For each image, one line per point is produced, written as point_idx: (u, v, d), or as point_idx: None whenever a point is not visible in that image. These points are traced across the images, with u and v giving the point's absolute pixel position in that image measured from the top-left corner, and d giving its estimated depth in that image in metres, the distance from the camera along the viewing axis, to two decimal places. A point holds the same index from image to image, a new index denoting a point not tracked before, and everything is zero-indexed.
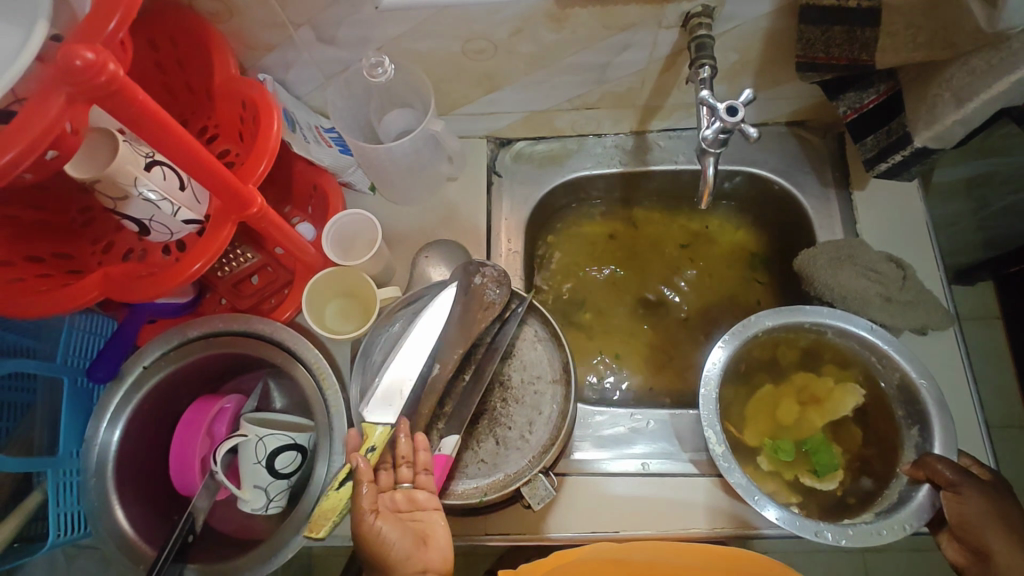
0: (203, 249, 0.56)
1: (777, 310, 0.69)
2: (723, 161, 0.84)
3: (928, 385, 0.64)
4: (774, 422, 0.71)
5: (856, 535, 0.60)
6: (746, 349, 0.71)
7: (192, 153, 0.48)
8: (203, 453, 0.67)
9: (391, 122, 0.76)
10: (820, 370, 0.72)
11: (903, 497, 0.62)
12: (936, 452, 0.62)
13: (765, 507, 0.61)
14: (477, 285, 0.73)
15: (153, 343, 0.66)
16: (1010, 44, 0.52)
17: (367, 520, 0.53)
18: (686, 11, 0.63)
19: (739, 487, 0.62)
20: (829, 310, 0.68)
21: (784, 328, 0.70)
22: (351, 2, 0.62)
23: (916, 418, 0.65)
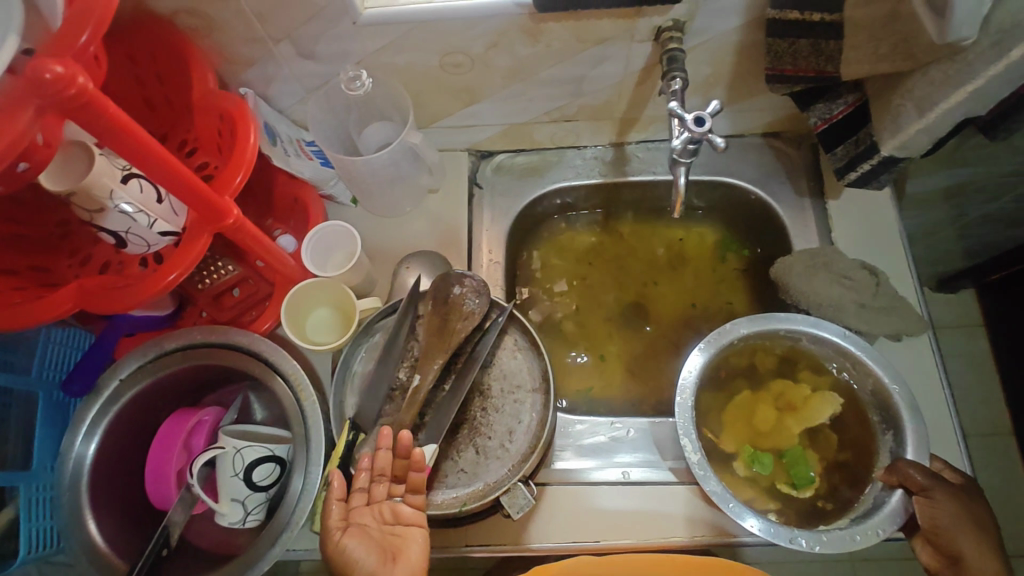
0: (179, 260, 0.57)
1: (752, 317, 0.70)
2: (693, 172, 0.85)
3: (901, 391, 0.65)
4: (751, 429, 0.71)
5: (831, 542, 0.60)
6: (722, 356, 0.72)
7: (166, 166, 0.49)
8: (180, 466, 0.66)
9: (371, 135, 0.77)
10: (796, 376, 0.73)
11: (878, 501, 0.62)
12: (908, 457, 0.62)
13: (743, 518, 0.61)
14: (457, 295, 0.73)
15: (130, 356, 0.66)
16: (964, 56, 0.52)
17: (333, 535, 0.57)
18: (657, 25, 0.65)
19: (715, 496, 0.62)
20: (805, 317, 0.69)
21: (759, 335, 0.71)
22: (328, 17, 0.63)
23: (891, 423, 0.66)
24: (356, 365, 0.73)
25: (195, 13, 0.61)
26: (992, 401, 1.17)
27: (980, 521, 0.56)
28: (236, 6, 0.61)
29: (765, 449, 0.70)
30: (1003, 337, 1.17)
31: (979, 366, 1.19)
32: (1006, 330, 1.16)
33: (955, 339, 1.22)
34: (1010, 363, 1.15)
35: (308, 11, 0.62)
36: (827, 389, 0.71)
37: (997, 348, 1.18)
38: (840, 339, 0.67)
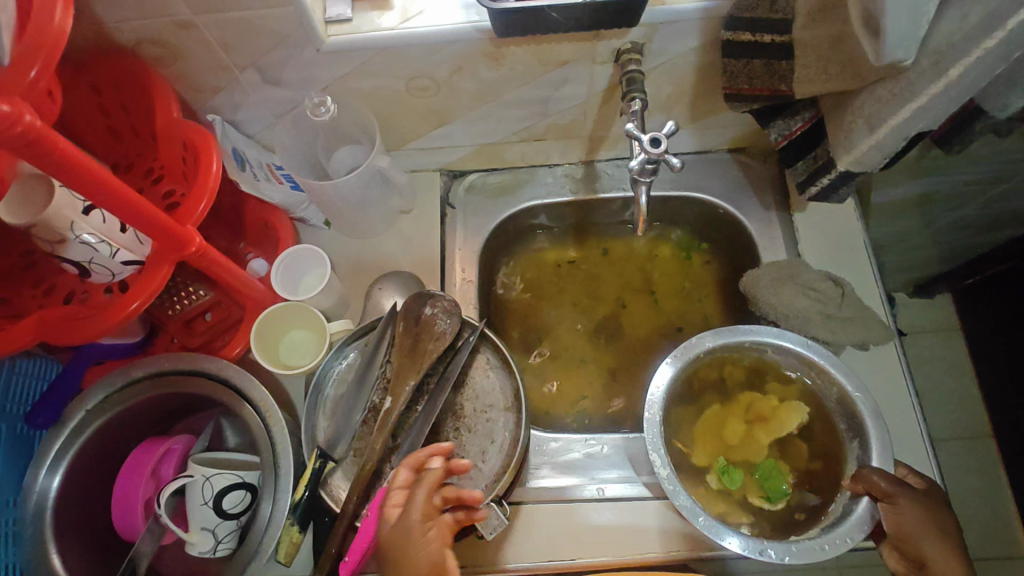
0: (142, 288, 0.57)
1: (720, 330, 0.71)
2: (654, 188, 0.87)
3: (863, 398, 0.65)
4: (721, 442, 0.72)
5: (799, 553, 0.60)
6: (690, 368, 0.73)
7: (122, 198, 0.49)
8: (148, 496, 0.66)
9: (341, 160, 0.78)
10: (764, 388, 0.74)
11: (846, 510, 0.63)
12: (873, 464, 0.63)
13: (721, 536, 0.61)
14: (428, 316, 0.73)
15: (97, 386, 0.65)
16: (907, 75, 0.53)
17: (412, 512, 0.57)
18: (616, 48, 0.66)
19: (685, 510, 0.62)
20: (770, 329, 0.70)
21: (726, 348, 0.72)
22: (292, 45, 0.64)
23: (856, 431, 0.67)
24: (328, 388, 0.73)
25: (158, 43, 0.62)
26: (971, 404, 1.19)
27: (944, 525, 0.57)
28: (198, 36, 0.62)
29: (737, 463, 0.71)
30: (980, 340, 1.19)
31: (956, 370, 1.21)
32: (982, 333, 1.18)
33: (933, 343, 1.23)
34: (987, 366, 1.17)
35: (271, 40, 0.63)
36: (794, 399, 0.72)
37: (974, 351, 1.20)
38: (804, 350, 0.68)
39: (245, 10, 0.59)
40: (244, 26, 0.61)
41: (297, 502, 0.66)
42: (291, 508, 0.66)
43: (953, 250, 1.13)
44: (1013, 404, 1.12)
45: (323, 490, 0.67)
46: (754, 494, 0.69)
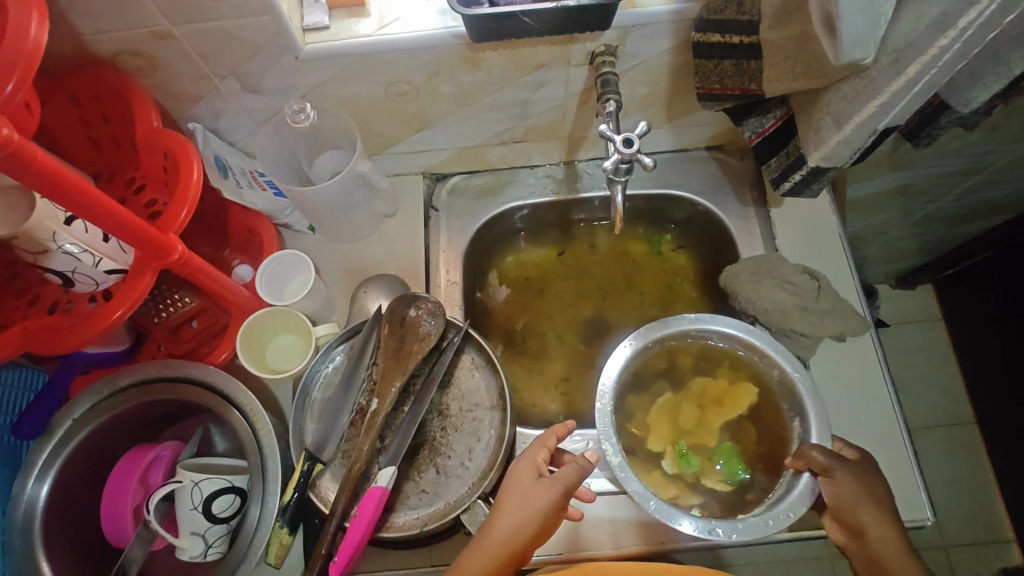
0: (125, 297, 0.58)
1: (666, 319, 0.73)
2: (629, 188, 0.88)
3: (801, 376, 0.68)
4: (676, 427, 0.73)
5: (746, 529, 0.62)
6: (639, 358, 0.74)
7: (104, 209, 0.50)
8: (137, 502, 0.66)
9: (323, 165, 0.79)
10: (713, 372, 0.76)
11: (789, 486, 0.65)
12: (812, 441, 0.66)
13: (677, 522, 0.62)
14: (413, 317, 0.75)
15: (83, 395, 0.65)
16: (868, 73, 0.55)
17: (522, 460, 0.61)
18: (590, 50, 0.68)
19: (636, 495, 0.63)
20: (709, 317, 0.73)
21: (673, 337, 0.74)
22: (270, 53, 0.64)
23: (797, 410, 0.69)
24: (315, 391, 0.74)
25: (137, 53, 0.63)
26: (954, 392, 1.21)
27: (878, 493, 0.59)
28: (177, 46, 0.62)
29: (692, 445, 0.72)
30: (960, 328, 1.21)
31: (938, 358, 1.23)
32: (963, 322, 1.20)
33: (916, 333, 1.26)
34: (968, 353, 1.20)
35: (249, 49, 0.64)
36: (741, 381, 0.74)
37: (955, 339, 1.23)
38: (740, 333, 0.71)
39: (221, 20, 0.60)
40: (222, 35, 0.61)
41: (286, 505, 0.66)
42: (280, 510, 0.66)
43: (932, 241, 1.15)
44: (993, 390, 1.14)
45: (313, 493, 0.68)
46: (708, 475, 0.70)
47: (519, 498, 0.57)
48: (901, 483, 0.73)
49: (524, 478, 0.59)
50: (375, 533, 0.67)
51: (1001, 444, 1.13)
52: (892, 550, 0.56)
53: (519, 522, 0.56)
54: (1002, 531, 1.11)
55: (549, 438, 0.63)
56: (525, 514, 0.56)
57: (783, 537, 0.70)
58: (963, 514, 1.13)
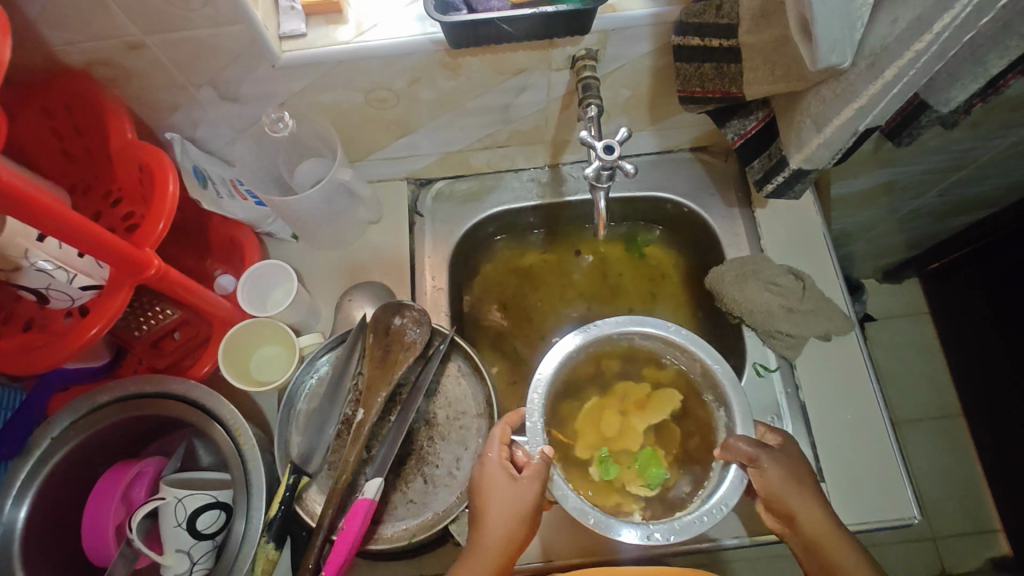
0: (101, 314, 0.57)
1: (589, 326, 0.70)
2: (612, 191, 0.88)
3: (721, 369, 0.67)
4: (601, 435, 0.71)
5: (683, 528, 0.60)
6: (569, 368, 0.71)
7: (70, 224, 0.49)
8: (119, 521, 0.65)
9: (304, 173, 0.78)
10: (638, 375, 0.75)
11: (720, 478, 0.64)
12: (738, 431, 0.64)
13: (617, 532, 0.60)
14: (398, 326, 0.74)
15: (62, 413, 0.64)
16: (847, 76, 0.55)
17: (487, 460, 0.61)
18: (571, 54, 0.67)
19: (575, 511, 0.60)
20: (628, 319, 0.70)
21: (596, 343, 0.71)
22: (246, 62, 0.63)
23: (721, 399, 0.68)
24: (301, 402, 0.73)
25: (109, 64, 0.62)
26: (941, 385, 1.22)
27: (806, 476, 0.60)
28: (150, 56, 0.61)
29: (616, 453, 0.70)
30: (947, 322, 1.22)
31: (925, 352, 1.24)
32: (949, 315, 1.21)
33: (903, 327, 1.27)
34: (955, 346, 1.21)
35: (224, 57, 0.63)
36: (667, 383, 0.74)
37: (942, 332, 1.24)
38: (658, 332, 0.68)
39: (194, 29, 0.59)
40: (196, 45, 0.60)
41: (272, 520, 0.65)
42: (266, 525, 0.65)
43: (918, 237, 1.16)
44: (979, 382, 1.15)
45: (299, 505, 0.68)
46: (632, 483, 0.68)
47: (500, 498, 0.58)
48: (887, 480, 0.73)
49: (496, 479, 0.59)
50: (362, 545, 0.67)
51: (987, 436, 1.14)
52: (827, 534, 0.57)
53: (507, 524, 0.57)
54: (989, 521, 1.12)
55: (503, 433, 0.63)
56: (512, 512, 0.58)
57: (743, 542, 0.72)
58: (951, 506, 1.14)
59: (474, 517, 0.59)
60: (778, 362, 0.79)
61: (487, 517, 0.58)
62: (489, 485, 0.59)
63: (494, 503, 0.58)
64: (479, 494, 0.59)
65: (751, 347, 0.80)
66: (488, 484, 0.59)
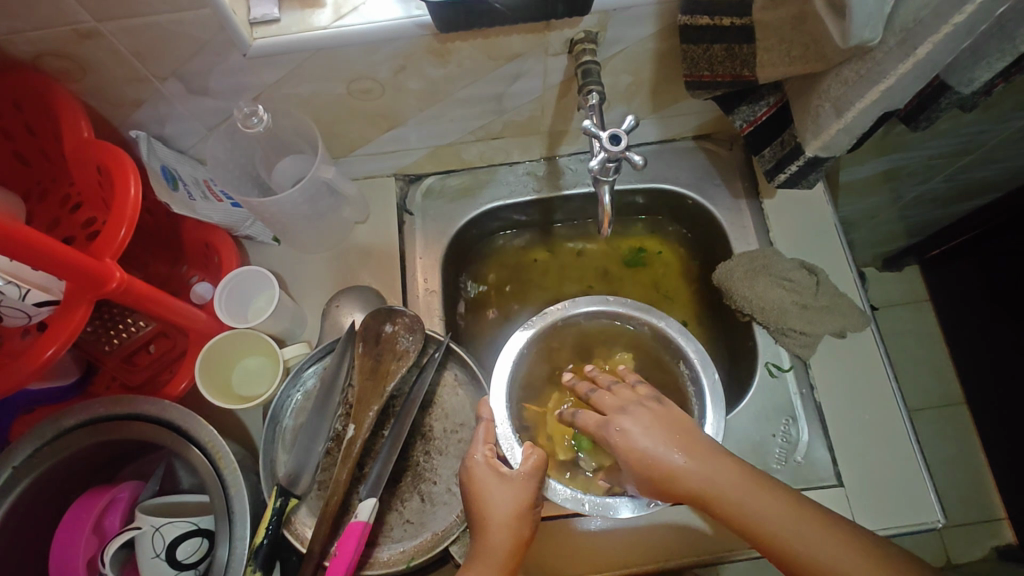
0: (58, 332, 0.52)
1: (537, 315, 0.72)
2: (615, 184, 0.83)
3: (668, 326, 0.70)
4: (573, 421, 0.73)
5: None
6: (529, 359, 0.73)
7: (13, 237, 0.44)
8: (91, 554, 0.60)
9: (283, 172, 0.73)
10: (596, 355, 0.76)
11: None
12: (706, 385, 0.67)
13: (617, 510, 0.62)
14: (389, 334, 0.69)
15: (25, 440, 0.59)
16: (874, 55, 0.51)
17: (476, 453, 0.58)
18: (569, 38, 0.62)
19: (567, 501, 0.62)
20: (572, 302, 0.72)
21: (546, 335, 0.73)
22: (214, 51, 0.58)
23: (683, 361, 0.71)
24: (287, 418, 0.68)
25: (62, 55, 0.56)
26: (944, 373, 1.19)
27: (666, 442, 0.53)
28: (107, 45, 0.55)
29: None
30: (949, 310, 1.18)
31: (928, 341, 1.21)
32: (951, 304, 1.18)
33: (906, 316, 1.23)
34: (957, 336, 1.17)
35: (191, 47, 0.57)
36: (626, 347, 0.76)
37: (943, 321, 1.20)
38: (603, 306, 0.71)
39: (154, 15, 0.53)
40: (160, 32, 0.55)
41: (258, 548, 0.59)
42: (251, 555, 0.59)
43: (919, 224, 1.11)
44: (982, 369, 1.12)
45: (287, 530, 0.63)
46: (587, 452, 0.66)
47: (501, 500, 0.54)
48: (908, 482, 0.70)
49: (488, 480, 0.56)
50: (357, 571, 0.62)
51: (991, 423, 1.11)
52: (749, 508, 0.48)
53: (513, 524, 0.53)
54: (994, 508, 1.09)
55: (489, 431, 0.61)
56: (513, 508, 0.54)
57: (741, 556, 0.68)
58: (957, 496, 1.11)
59: (475, 526, 0.54)
60: (791, 361, 0.75)
61: (491, 514, 0.53)
62: (483, 489, 0.55)
63: (495, 506, 0.54)
64: (475, 500, 0.55)
65: (763, 346, 0.76)
66: (483, 490, 0.55)
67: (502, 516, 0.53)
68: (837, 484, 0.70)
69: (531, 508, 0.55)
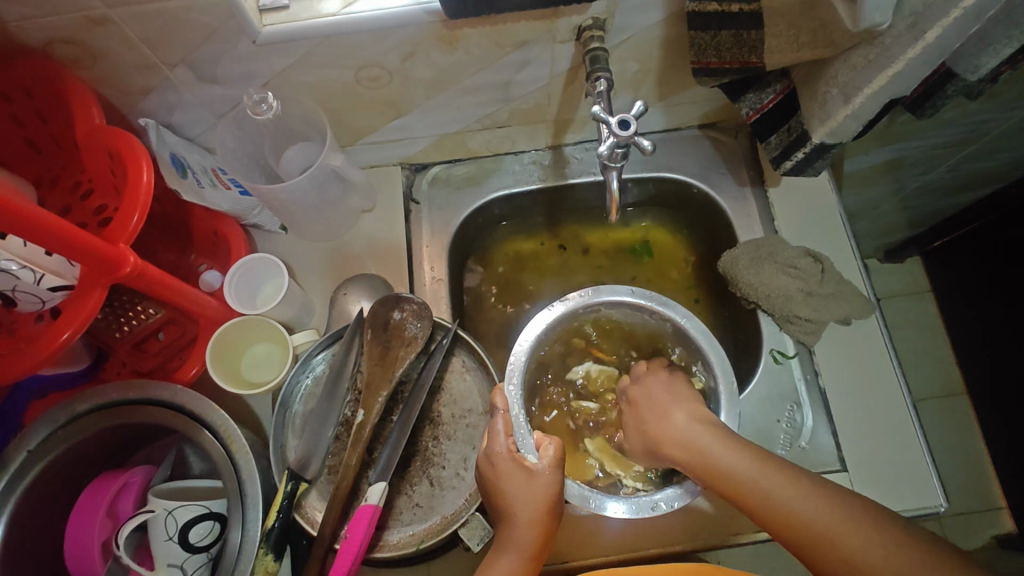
0: (72, 317, 0.52)
1: (559, 301, 0.71)
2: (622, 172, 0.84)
3: (691, 324, 0.69)
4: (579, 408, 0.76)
5: (684, 492, 0.62)
6: (544, 344, 0.72)
7: (53, 231, 0.46)
8: (105, 537, 0.61)
9: (292, 160, 0.74)
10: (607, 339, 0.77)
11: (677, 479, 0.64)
12: (716, 377, 0.67)
13: (605, 508, 0.62)
14: (397, 321, 0.70)
15: (38, 423, 0.60)
16: (882, 40, 0.51)
17: (500, 441, 0.59)
18: (577, 25, 0.62)
19: (576, 497, 0.62)
20: (595, 290, 0.72)
21: (564, 321, 0.72)
22: (224, 38, 0.58)
23: (694, 352, 0.71)
24: (296, 404, 0.69)
25: (72, 41, 0.56)
26: (946, 363, 1.20)
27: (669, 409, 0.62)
28: (117, 32, 0.56)
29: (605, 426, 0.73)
30: (951, 300, 1.19)
31: (930, 331, 1.22)
32: (953, 295, 1.18)
33: (908, 306, 1.23)
34: (959, 326, 1.18)
35: (201, 35, 0.57)
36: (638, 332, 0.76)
37: (945, 311, 1.20)
38: (627, 299, 0.71)
39: (165, 1, 0.53)
40: (171, 19, 0.55)
41: (270, 530, 0.60)
42: (263, 537, 0.60)
43: (922, 214, 1.11)
44: (983, 359, 1.12)
45: (298, 513, 0.64)
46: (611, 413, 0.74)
47: (518, 493, 0.56)
48: (911, 467, 0.70)
49: (511, 473, 0.57)
50: (367, 554, 0.63)
51: (992, 412, 1.11)
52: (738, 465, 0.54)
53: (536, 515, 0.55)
54: (993, 498, 1.10)
55: (507, 423, 0.60)
56: (536, 509, 0.56)
57: (743, 540, 0.69)
58: (958, 484, 1.11)
59: (501, 516, 0.57)
60: (796, 348, 0.76)
61: (514, 511, 0.55)
62: (506, 484, 0.57)
63: (516, 502, 0.56)
64: (499, 495, 0.57)
65: (768, 333, 0.77)
66: (507, 484, 0.57)
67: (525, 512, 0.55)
68: (841, 469, 0.71)
69: (555, 504, 0.57)
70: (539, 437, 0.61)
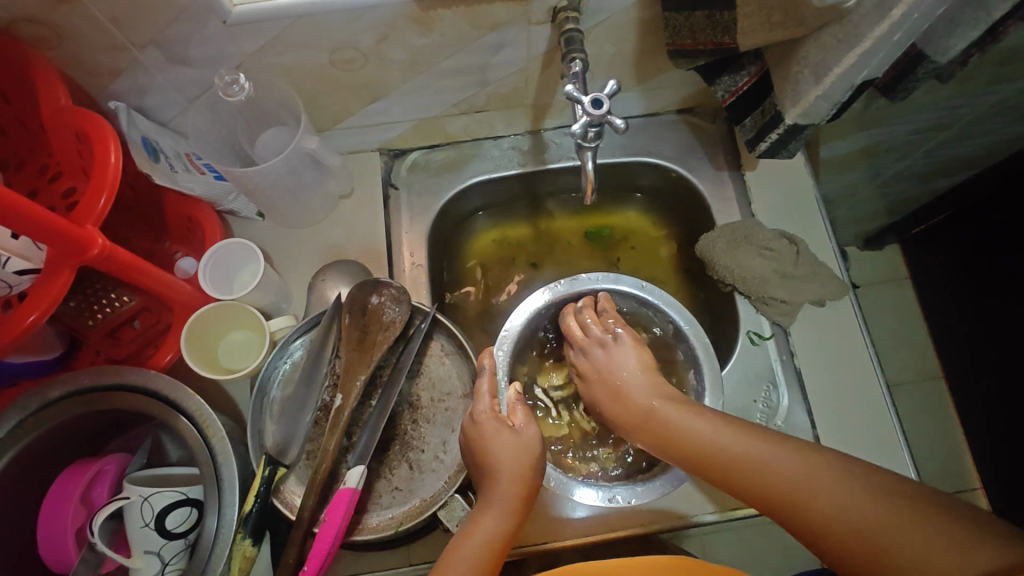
0: (40, 299, 0.51)
1: (546, 288, 0.72)
2: (599, 156, 0.84)
3: (691, 328, 0.69)
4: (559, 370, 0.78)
5: (643, 491, 0.64)
6: (528, 331, 0.73)
7: (24, 212, 0.46)
8: (79, 524, 0.61)
9: (267, 144, 0.73)
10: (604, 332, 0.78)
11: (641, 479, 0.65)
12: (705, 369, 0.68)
13: (572, 492, 0.64)
14: (375, 306, 0.69)
15: (8, 412, 0.59)
16: (851, 18, 0.52)
17: (484, 397, 0.61)
18: (553, 6, 0.62)
19: (554, 481, 0.64)
20: (573, 280, 0.73)
21: (561, 302, 0.74)
22: (193, 17, 0.57)
23: (683, 344, 0.71)
24: (273, 390, 0.69)
25: (37, 20, 0.55)
26: (922, 348, 1.21)
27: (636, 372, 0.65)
28: (82, 10, 0.54)
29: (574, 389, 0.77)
30: (927, 287, 1.21)
31: (908, 317, 1.23)
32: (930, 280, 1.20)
33: (887, 292, 1.25)
34: (934, 312, 1.20)
35: (170, 13, 0.56)
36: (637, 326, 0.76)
37: (921, 297, 1.22)
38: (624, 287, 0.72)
39: None
40: None
41: (247, 515, 0.60)
42: (240, 522, 0.60)
43: (899, 201, 1.13)
44: (959, 344, 1.14)
45: (276, 498, 0.64)
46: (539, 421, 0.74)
47: (502, 452, 0.57)
48: (883, 447, 0.72)
49: (496, 432, 0.58)
50: (346, 537, 0.63)
51: (967, 395, 1.13)
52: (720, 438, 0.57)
53: (521, 478, 0.57)
54: (969, 480, 1.12)
55: (491, 383, 0.61)
56: (518, 465, 0.57)
57: (708, 519, 0.70)
58: (933, 466, 1.13)
59: (482, 476, 0.57)
60: (772, 329, 0.77)
61: (498, 469, 0.56)
62: (490, 442, 0.58)
63: (498, 456, 0.57)
64: (483, 454, 0.57)
65: (745, 315, 0.78)
66: (491, 440, 0.58)
67: (503, 454, 0.57)
68: None
69: (536, 467, 0.58)
70: (513, 402, 0.63)
